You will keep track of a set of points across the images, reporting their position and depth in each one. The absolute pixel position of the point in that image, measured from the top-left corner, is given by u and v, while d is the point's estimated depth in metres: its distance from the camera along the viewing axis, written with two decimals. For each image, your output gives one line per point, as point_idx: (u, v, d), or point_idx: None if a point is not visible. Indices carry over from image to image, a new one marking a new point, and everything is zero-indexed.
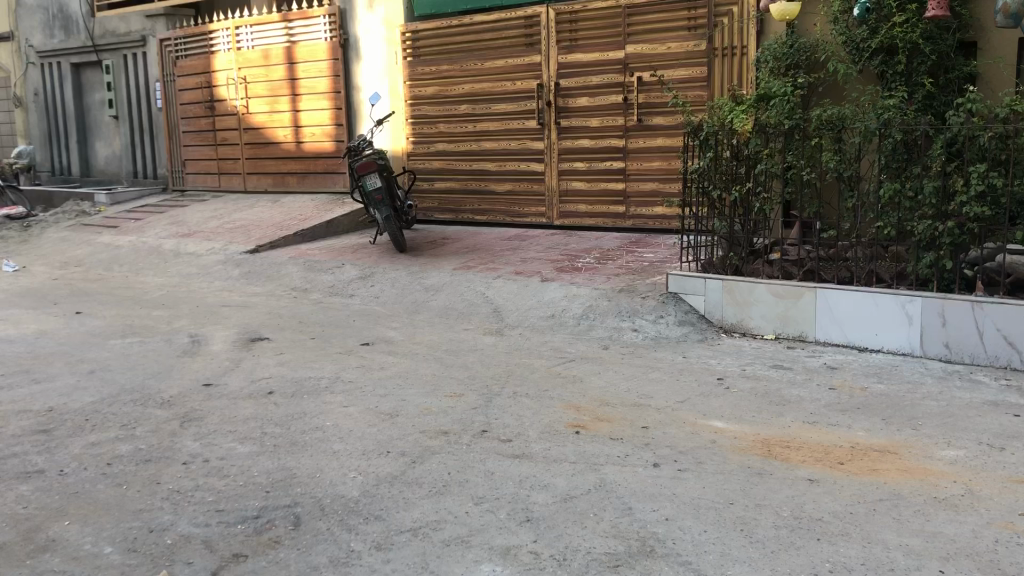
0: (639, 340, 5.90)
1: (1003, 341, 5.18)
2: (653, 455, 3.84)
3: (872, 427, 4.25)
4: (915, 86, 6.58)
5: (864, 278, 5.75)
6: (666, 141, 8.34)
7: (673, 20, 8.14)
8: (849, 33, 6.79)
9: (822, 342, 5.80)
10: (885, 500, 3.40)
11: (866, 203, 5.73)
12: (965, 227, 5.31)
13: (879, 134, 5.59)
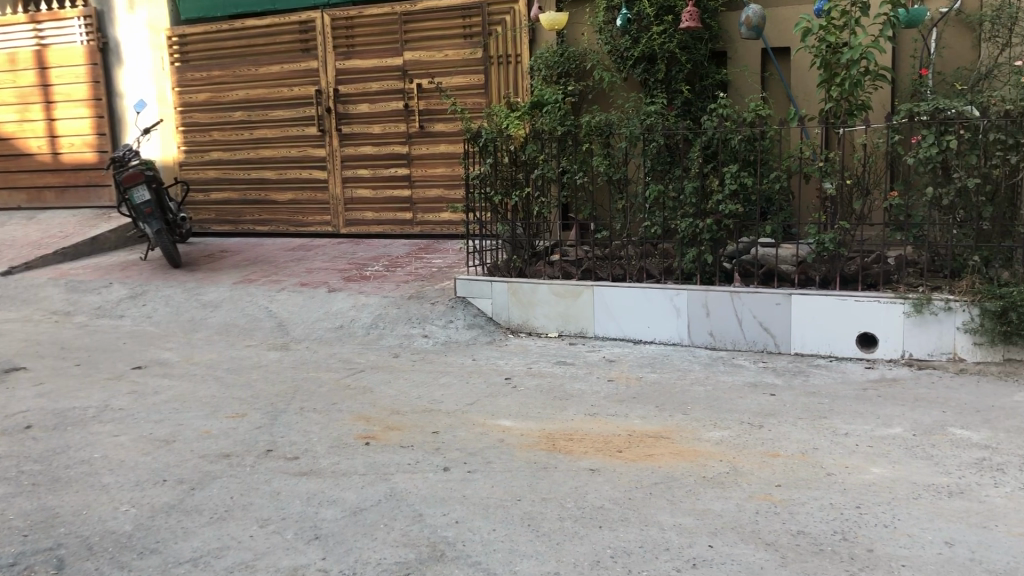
0: (428, 345, 5.93)
1: (759, 327, 5.65)
2: (442, 459, 3.87)
3: (647, 415, 4.49)
4: (675, 92, 7.03)
5: (636, 275, 6.10)
6: (448, 148, 8.43)
7: (448, 28, 8.25)
8: (614, 43, 7.13)
9: (601, 337, 6.08)
10: (660, 484, 3.60)
11: (635, 204, 6.08)
12: (721, 223, 5.77)
13: (644, 138, 5.92)
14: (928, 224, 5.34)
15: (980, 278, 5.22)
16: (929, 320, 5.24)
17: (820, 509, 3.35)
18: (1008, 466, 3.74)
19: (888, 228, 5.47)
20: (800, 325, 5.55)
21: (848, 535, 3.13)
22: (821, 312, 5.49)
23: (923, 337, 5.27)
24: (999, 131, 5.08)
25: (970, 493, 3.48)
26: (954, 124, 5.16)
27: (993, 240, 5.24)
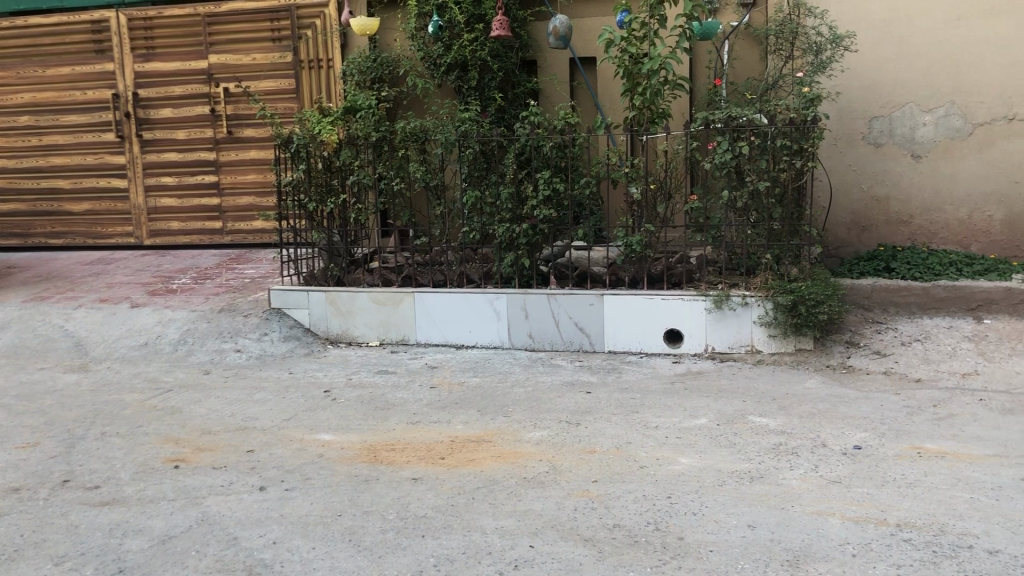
0: (242, 360, 5.70)
1: (575, 327, 5.81)
2: (259, 479, 3.73)
3: (469, 419, 4.52)
4: (488, 99, 7.12)
5: (456, 280, 6.13)
6: (259, 154, 8.16)
7: (255, 31, 7.99)
8: (426, 49, 7.13)
9: (423, 344, 6.07)
10: (482, 488, 3.63)
11: (453, 210, 6.11)
12: (537, 227, 5.90)
13: (459, 144, 5.96)
14: (725, 224, 5.69)
15: (773, 275, 5.59)
16: (729, 315, 5.57)
17: (634, 501, 3.48)
18: (802, 449, 4.03)
19: (689, 230, 5.80)
20: (613, 324, 5.75)
21: (661, 525, 3.27)
22: (632, 311, 5.71)
23: (725, 330, 5.59)
24: (785, 137, 5.48)
25: (769, 477, 3.72)
26: (745, 131, 5.51)
27: (783, 239, 5.63)
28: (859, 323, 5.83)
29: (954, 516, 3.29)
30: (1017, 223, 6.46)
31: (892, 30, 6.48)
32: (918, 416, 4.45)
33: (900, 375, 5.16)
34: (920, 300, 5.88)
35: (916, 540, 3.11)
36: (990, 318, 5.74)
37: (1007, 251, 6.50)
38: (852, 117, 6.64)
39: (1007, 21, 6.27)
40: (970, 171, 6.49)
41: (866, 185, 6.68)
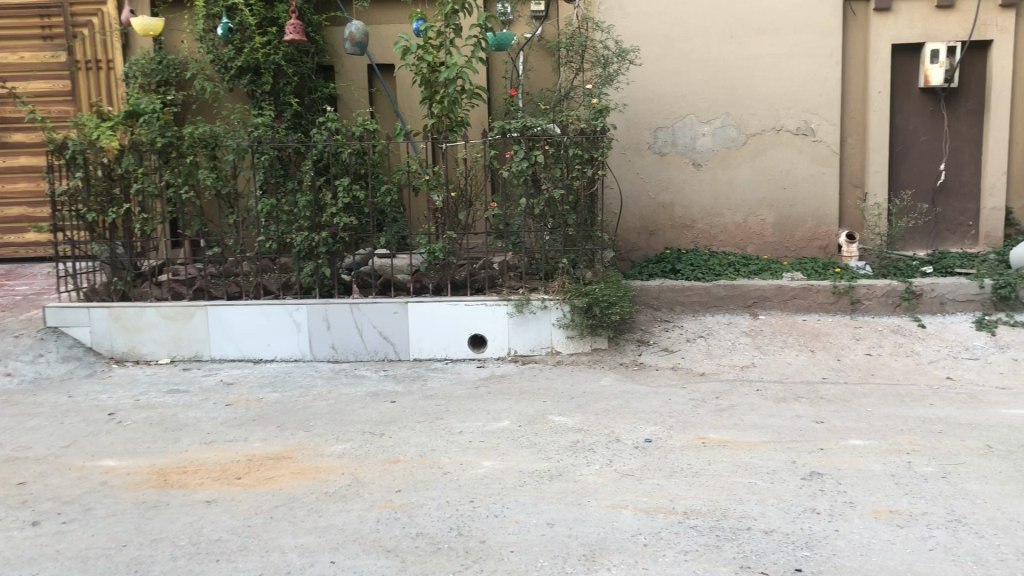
0: (13, 385, 5.23)
1: (378, 336, 5.76)
2: (31, 513, 3.43)
3: (267, 436, 4.37)
4: (283, 105, 6.94)
5: (253, 291, 5.91)
6: (29, 160, 7.53)
7: (23, 28, 7.38)
8: (216, 52, 6.83)
9: (218, 359, 5.81)
10: (280, 506, 3.51)
11: (248, 219, 5.90)
12: (337, 236, 5.81)
13: (253, 151, 5.75)
14: (524, 230, 5.82)
15: (569, 278, 5.79)
16: (530, 319, 5.70)
17: (437, 508, 3.48)
18: (597, 445, 4.19)
19: (490, 236, 5.88)
20: (416, 331, 5.75)
21: (463, 530, 3.29)
22: (434, 318, 5.73)
23: (525, 334, 5.72)
24: (576, 146, 5.68)
25: (568, 474, 3.83)
26: (540, 140, 5.66)
27: (578, 244, 5.84)
28: (649, 322, 6.13)
29: (735, 500, 3.53)
30: (786, 225, 7.03)
31: (674, 45, 6.87)
32: (702, 407, 4.74)
33: (687, 369, 5.47)
34: (703, 299, 6.25)
35: (700, 526, 3.30)
36: (764, 313, 6.21)
37: (778, 251, 7.06)
38: (639, 128, 6.97)
39: (773, 40, 6.81)
40: (745, 178, 7.00)
41: (653, 192, 7.04)
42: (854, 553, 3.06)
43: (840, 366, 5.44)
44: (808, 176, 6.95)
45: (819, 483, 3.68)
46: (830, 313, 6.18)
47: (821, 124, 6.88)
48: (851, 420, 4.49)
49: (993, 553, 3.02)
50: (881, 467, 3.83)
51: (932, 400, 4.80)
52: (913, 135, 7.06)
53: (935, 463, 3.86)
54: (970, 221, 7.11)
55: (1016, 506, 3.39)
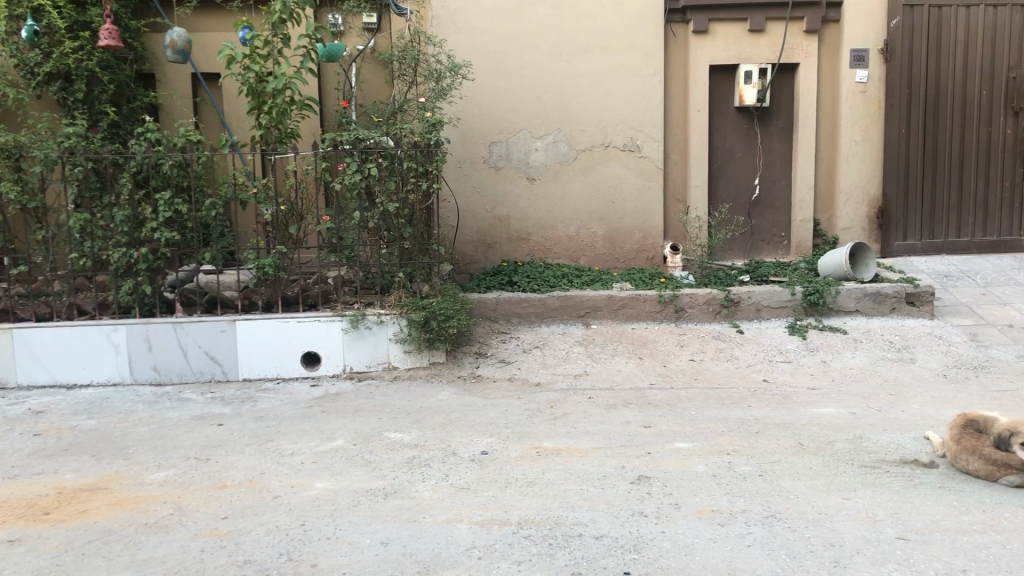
0: None
1: (205, 356, 5.52)
2: None
3: (81, 466, 4.08)
4: (98, 114, 6.54)
5: (65, 312, 5.53)
6: None
7: None
8: (21, 56, 6.35)
9: (26, 386, 5.39)
10: (94, 541, 3.29)
11: (59, 234, 5.52)
12: (158, 252, 5.52)
13: (63, 162, 5.39)
14: (358, 245, 5.72)
15: (405, 292, 5.74)
16: (365, 334, 5.61)
17: (266, 534, 3.36)
18: (433, 460, 4.17)
19: (323, 251, 5.76)
20: (246, 350, 5.54)
21: (293, 555, 3.18)
22: (265, 335, 5.54)
23: (361, 350, 5.63)
24: (410, 160, 5.64)
25: (403, 491, 3.79)
26: (373, 153, 5.59)
27: (414, 257, 5.80)
28: (486, 335, 6.17)
29: (567, 508, 3.59)
30: (616, 237, 7.26)
31: (506, 61, 6.97)
32: (537, 417, 4.81)
33: (522, 380, 5.54)
34: (538, 310, 6.35)
35: (534, 535, 3.34)
36: (596, 323, 6.38)
37: (609, 263, 7.29)
38: (474, 142, 7.03)
39: (600, 59, 7.03)
40: (576, 192, 7.19)
41: (489, 206, 7.12)
42: (678, 553, 3.18)
43: (667, 372, 5.66)
44: (635, 190, 7.22)
45: (647, 486, 3.81)
46: (657, 322, 6.42)
47: (646, 140, 7.16)
48: (676, 424, 4.68)
49: (804, 545, 3.21)
50: (704, 469, 4.01)
51: (751, 402, 5.07)
52: (730, 151, 7.46)
53: (752, 462, 4.07)
54: (782, 233, 7.58)
55: (824, 499, 3.63)
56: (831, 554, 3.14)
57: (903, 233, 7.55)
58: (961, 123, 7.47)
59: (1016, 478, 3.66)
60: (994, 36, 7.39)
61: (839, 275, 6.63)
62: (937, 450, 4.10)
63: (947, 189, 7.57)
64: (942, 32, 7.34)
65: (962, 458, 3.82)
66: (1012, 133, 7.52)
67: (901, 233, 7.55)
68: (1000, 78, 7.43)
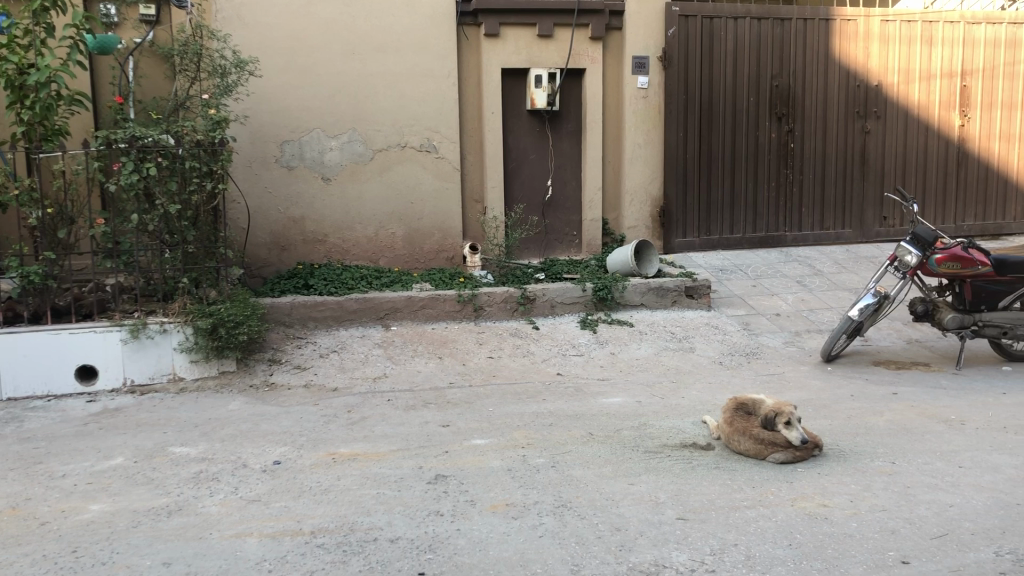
0: None
1: None
2: None
3: None
4: None
5: None
6: None
7: None
8: None
9: None
10: None
11: None
12: None
13: None
14: (139, 249, 5.40)
15: (190, 299, 5.47)
16: (147, 345, 5.30)
17: (30, 565, 3.09)
18: (222, 473, 3.99)
19: (98, 256, 5.40)
20: (10, 366, 5.08)
21: None
22: (32, 351, 5.11)
23: (142, 362, 5.30)
24: (193, 159, 5.39)
25: (187, 508, 3.60)
26: (151, 151, 5.26)
27: (199, 261, 5.56)
28: (280, 341, 5.97)
29: (362, 513, 3.54)
30: (414, 239, 7.26)
31: (296, 59, 6.79)
32: (333, 423, 4.71)
33: (319, 386, 5.41)
34: (335, 314, 6.23)
35: (327, 543, 3.26)
36: (395, 324, 6.34)
37: (407, 263, 7.27)
38: (264, 141, 6.81)
39: (393, 59, 7.00)
40: (373, 193, 7.11)
41: (283, 207, 6.93)
42: (472, 549, 3.21)
43: (465, 370, 5.72)
44: (432, 192, 7.24)
45: (443, 485, 3.82)
46: (456, 321, 6.46)
47: (442, 141, 7.20)
48: (473, 421, 4.73)
49: (592, 532, 3.33)
50: (499, 464, 4.07)
51: (545, 395, 5.22)
52: (524, 153, 7.63)
53: (546, 454, 4.18)
54: (575, 232, 7.84)
55: (611, 485, 3.79)
56: (618, 538, 3.28)
57: (683, 231, 8.05)
58: (733, 127, 8.02)
59: (781, 455, 3.97)
60: (759, 47, 7.98)
61: (626, 271, 6.94)
62: (713, 433, 4.38)
63: (721, 189, 8.11)
64: (714, 42, 7.85)
65: (735, 439, 4.10)
66: (776, 137, 8.16)
67: (681, 231, 8.04)
68: (764, 87, 8.05)
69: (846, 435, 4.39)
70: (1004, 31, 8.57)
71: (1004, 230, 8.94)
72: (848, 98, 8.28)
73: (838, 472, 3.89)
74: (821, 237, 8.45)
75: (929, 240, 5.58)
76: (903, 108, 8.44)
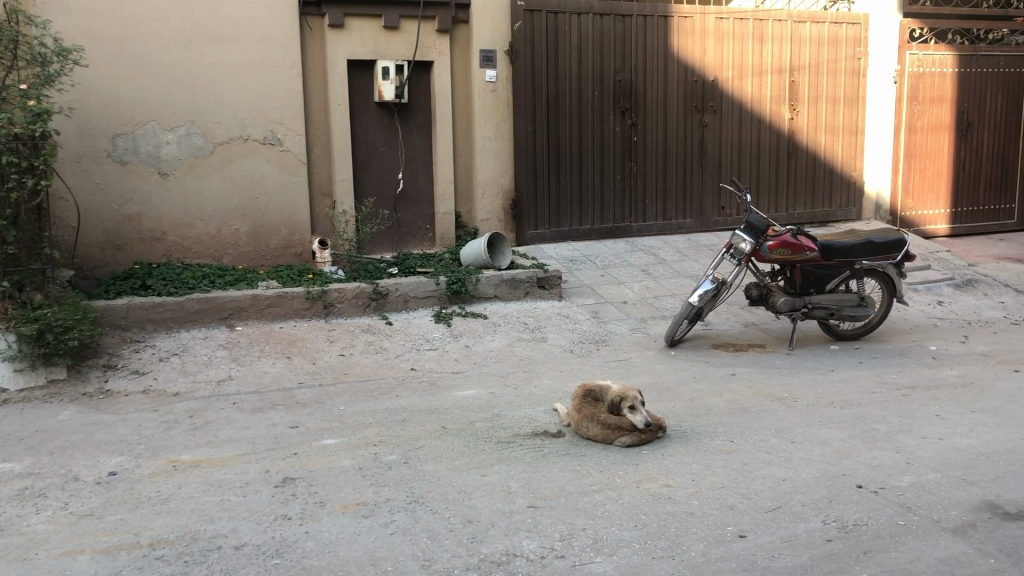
0: None
1: None
2: None
3: None
4: None
5: None
6: None
7: None
8: None
9: None
10: None
11: None
12: None
13: None
14: None
15: (13, 303, 5.11)
16: None
17: None
18: (50, 488, 3.73)
19: None
20: None
21: None
22: None
23: None
24: (11, 153, 5.00)
25: (11, 527, 3.35)
26: None
27: (23, 263, 5.18)
28: (116, 344, 5.66)
29: (205, 521, 3.40)
30: (261, 235, 7.04)
31: (127, 47, 6.44)
32: (174, 429, 4.50)
33: (159, 391, 5.16)
34: (176, 315, 5.96)
35: (167, 555, 3.11)
36: (240, 324, 6.12)
37: (253, 260, 7.05)
38: (94, 134, 6.43)
39: (233, 49, 6.74)
40: (215, 188, 6.85)
41: (116, 204, 6.56)
42: (322, 551, 3.14)
43: (315, 369, 5.59)
44: (278, 186, 7.04)
45: (291, 488, 3.72)
46: (306, 319, 6.31)
47: (287, 134, 7.00)
48: (324, 421, 4.62)
49: (444, 526, 3.32)
50: (350, 463, 4.00)
51: (397, 391, 5.16)
52: (372, 146, 7.52)
53: (397, 451, 4.14)
54: (427, 226, 7.81)
55: (464, 478, 3.79)
56: (469, 531, 3.27)
57: (534, 223, 8.16)
58: (579, 120, 8.18)
59: (627, 439, 4.09)
60: (602, 42, 8.16)
61: (479, 264, 6.96)
62: (564, 420, 4.45)
63: (570, 181, 8.26)
64: (559, 37, 7.98)
65: (583, 425, 4.18)
66: (620, 130, 8.37)
67: (532, 223, 8.16)
68: (608, 81, 8.24)
69: (689, 416, 4.56)
70: (827, 29, 9.10)
71: (831, 217, 9.51)
72: (687, 92, 8.59)
73: (681, 453, 4.04)
74: (665, 227, 8.76)
75: (761, 228, 5.83)
76: (737, 102, 8.83)
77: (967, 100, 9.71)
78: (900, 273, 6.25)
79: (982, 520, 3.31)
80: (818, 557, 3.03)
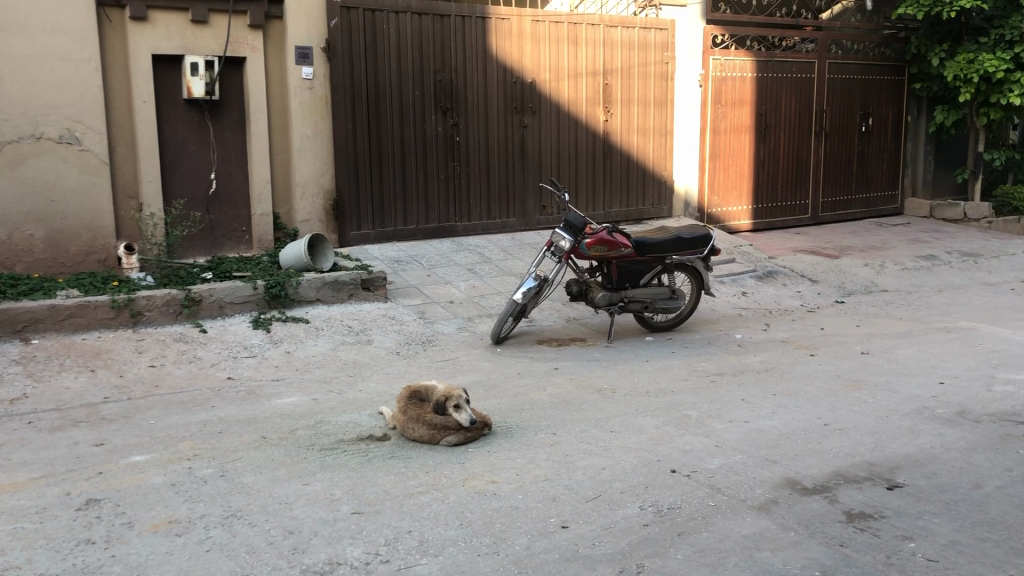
0: None
1: None
2: None
3: None
4: None
5: None
6: None
7: None
8: None
9: None
10: None
11: None
12: None
13: None
14: None
15: None
16: None
17: None
18: None
19: None
20: None
21: None
22: None
23: None
24: None
25: None
26: None
27: None
28: None
29: None
30: (58, 240, 6.55)
31: None
32: None
33: None
34: None
35: None
36: (37, 337, 5.68)
37: (50, 268, 6.55)
38: None
39: (21, 40, 6.24)
40: (4, 190, 6.31)
41: None
42: None
43: (123, 383, 5.25)
44: (76, 188, 6.57)
45: (95, 510, 3.47)
46: (112, 329, 5.92)
47: (86, 132, 6.55)
48: (132, 437, 4.35)
49: (264, 539, 3.19)
50: (161, 480, 3.78)
51: (213, 402, 4.94)
52: (182, 145, 7.16)
53: (213, 464, 3.95)
54: (243, 228, 7.52)
55: (285, 488, 3.66)
56: (290, 542, 3.17)
57: (356, 224, 8.03)
58: (400, 120, 8.11)
59: (452, 438, 4.09)
60: (421, 42, 8.14)
61: (300, 267, 6.78)
62: (389, 423, 4.39)
63: (393, 181, 8.17)
64: (378, 35, 7.89)
65: (409, 427, 4.14)
66: (442, 130, 8.37)
67: (355, 224, 8.03)
68: (429, 81, 8.22)
69: (513, 412, 4.61)
70: (637, 34, 9.47)
71: (644, 215, 9.90)
72: (506, 94, 8.70)
73: (505, 449, 4.08)
74: (488, 226, 8.83)
75: (578, 225, 5.99)
76: (555, 104, 9.04)
77: (765, 103, 10.39)
78: (707, 266, 6.59)
79: (783, 497, 3.53)
80: (635, 543, 3.13)
